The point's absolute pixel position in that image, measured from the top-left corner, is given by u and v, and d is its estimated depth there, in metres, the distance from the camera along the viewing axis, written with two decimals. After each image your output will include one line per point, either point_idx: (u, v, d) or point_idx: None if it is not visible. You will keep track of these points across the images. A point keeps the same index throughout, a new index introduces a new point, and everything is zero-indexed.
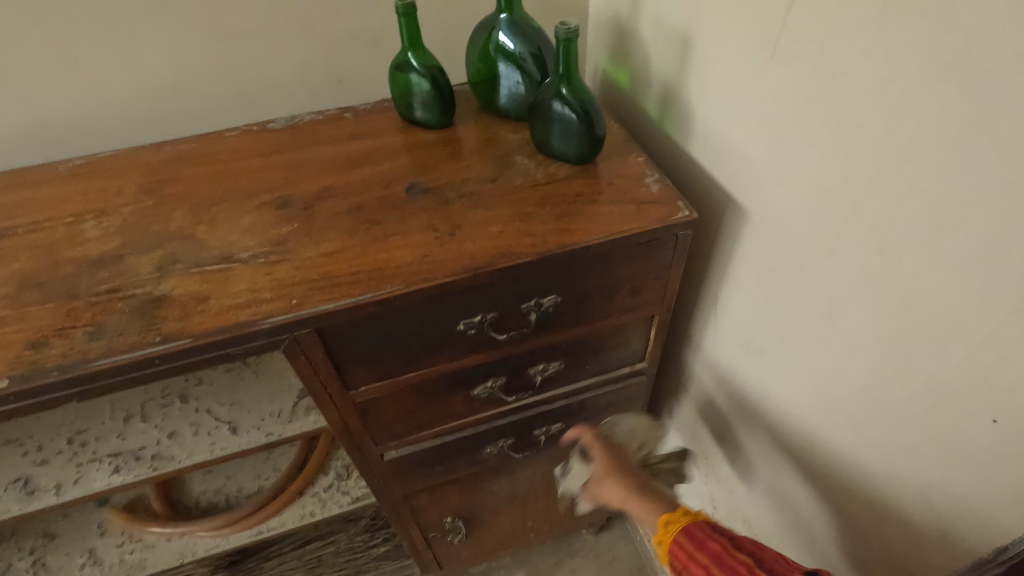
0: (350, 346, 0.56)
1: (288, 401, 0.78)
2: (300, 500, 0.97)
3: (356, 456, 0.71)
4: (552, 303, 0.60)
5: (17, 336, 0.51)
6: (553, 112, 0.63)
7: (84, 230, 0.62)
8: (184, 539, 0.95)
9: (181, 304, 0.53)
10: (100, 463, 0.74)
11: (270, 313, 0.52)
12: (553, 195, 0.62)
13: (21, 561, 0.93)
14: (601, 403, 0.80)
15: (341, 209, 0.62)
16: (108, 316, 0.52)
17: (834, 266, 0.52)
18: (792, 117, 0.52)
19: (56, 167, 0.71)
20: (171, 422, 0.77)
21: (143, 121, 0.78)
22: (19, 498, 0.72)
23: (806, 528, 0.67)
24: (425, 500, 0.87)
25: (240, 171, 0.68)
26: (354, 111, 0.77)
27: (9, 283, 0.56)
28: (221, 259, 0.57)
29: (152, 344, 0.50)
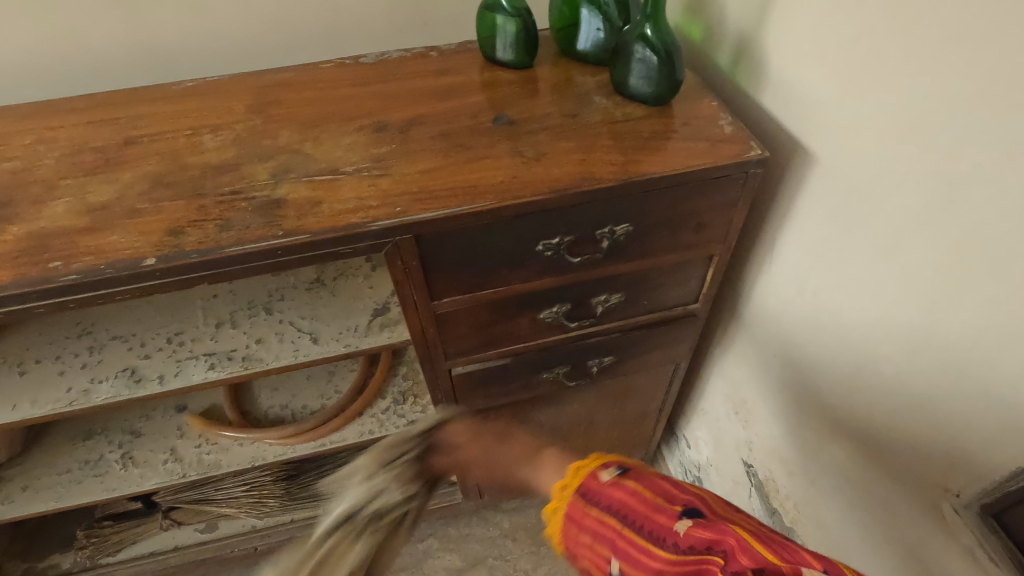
0: (441, 256, 0.62)
1: (364, 318, 0.85)
2: (360, 419, 1.05)
3: (428, 367, 0.77)
4: (625, 231, 0.65)
5: (158, 224, 0.58)
6: (636, 53, 0.67)
7: (203, 141, 0.68)
8: (254, 445, 1.04)
9: (297, 205, 0.59)
10: (197, 360, 0.82)
11: (378, 217, 0.58)
12: (631, 132, 0.66)
13: (111, 453, 1.03)
14: (652, 341, 0.85)
15: (433, 134, 0.67)
16: (234, 213, 0.59)
17: (899, 203, 0.55)
18: (867, 63, 0.56)
19: (169, 87, 0.77)
20: (258, 329, 0.85)
21: (242, 51, 0.84)
22: (128, 384, 0.80)
23: (844, 460, 0.72)
24: (479, 423, 0.94)
25: (336, 98, 0.74)
26: (439, 50, 0.82)
27: (143, 182, 0.63)
28: (329, 171, 0.63)
29: (276, 236, 0.56)
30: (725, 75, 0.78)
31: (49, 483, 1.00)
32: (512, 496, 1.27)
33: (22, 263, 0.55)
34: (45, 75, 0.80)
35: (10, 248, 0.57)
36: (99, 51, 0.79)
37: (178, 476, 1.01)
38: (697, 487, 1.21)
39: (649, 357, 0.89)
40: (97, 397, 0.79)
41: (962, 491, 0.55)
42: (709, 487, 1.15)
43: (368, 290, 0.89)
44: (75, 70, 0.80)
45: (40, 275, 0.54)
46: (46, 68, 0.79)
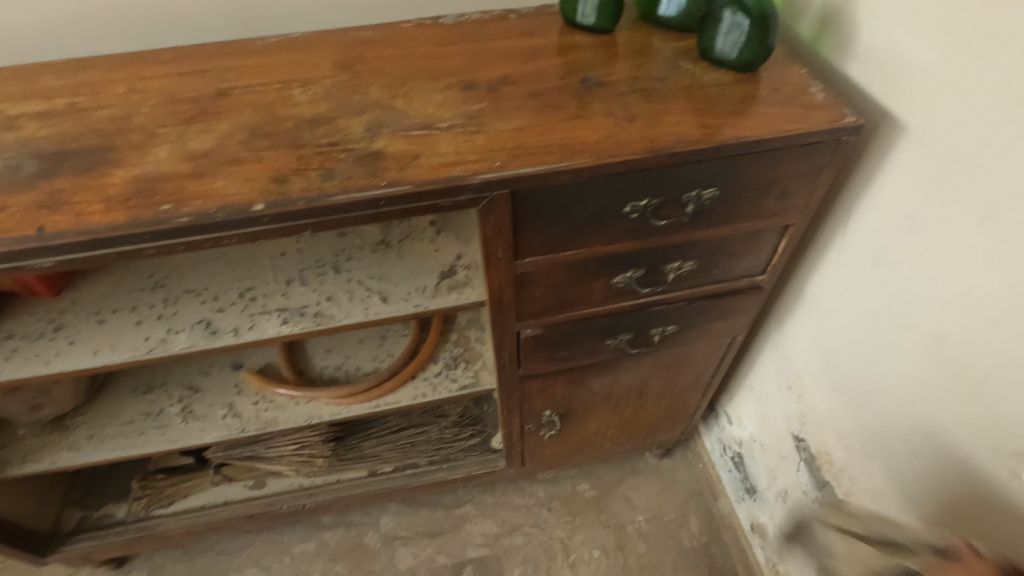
0: (532, 214, 0.63)
1: (432, 279, 0.86)
2: (413, 382, 1.07)
3: (499, 328, 0.79)
4: (712, 195, 0.65)
5: (260, 172, 0.59)
6: (728, 18, 0.67)
7: (294, 95, 0.69)
8: (310, 404, 1.06)
9: (396, 158, 0.60)
10: (270, 315, 0.84)
11: (478, 171, 0.58)
12: (721, 96, 0.66)
13: (172, 406, 1.05)
14: (716, 311, 0.86)
15: (523, 94, 0.68)
16: (335, 163, 0.60)
17: (1003, 171, 0.56)
18: (979, 29, 0.56)
19: (253, 42, 0.78)
20: (327, 288, 0.86)
21: (318, 7, 0.84)
22: (204, 335, 0.82)
23: (913, 432, 0.72)
24: (536, 388, 0.95)
25: (420, 57, 0.74)
26: (518, 13, 0.82)
27: (240, 131, 0.64)
28: (424, 126, 0.64)
29: (379, 187, 0.57)
30: (806, 46, 0.78)
31: (112, 433, 1.02)
32: (553, 465, 1.30)
33: (134, 205, 0.57)
34: (126, 26, 0.80)
35: (120, 190, 0.58)
36: (180, 3, 0.79)
37: (237, 430, 1.03)
38: (737, 463, 1.23)
39: (709, 328, 0.89)
40: (175, 347, 0.81)
41: None
42: (751, 462, 1.16)
43: (434, 253, 0.90)
44: (156, 21, 0.80)
45: (154, 217, 0.55)
46: (128, 20, 0.80)
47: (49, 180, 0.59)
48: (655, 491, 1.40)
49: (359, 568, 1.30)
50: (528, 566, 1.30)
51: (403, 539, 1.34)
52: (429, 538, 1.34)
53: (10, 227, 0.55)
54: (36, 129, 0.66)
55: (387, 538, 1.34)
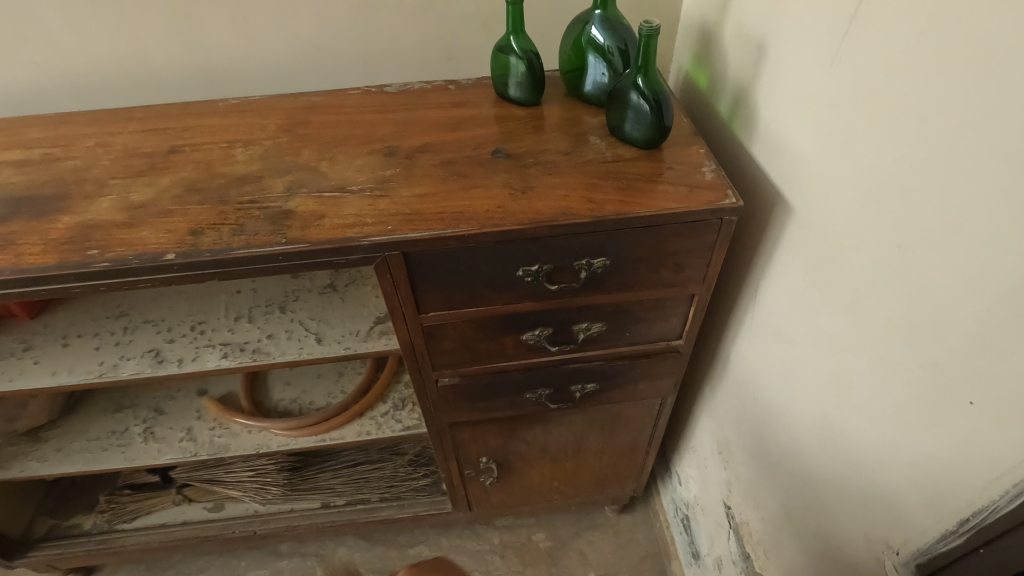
0: (426, 273, 0.68)
1: (365, 324, 0.91)
2: (360, 420, 1.11)
3: (416, 376, 0.83)
4: (602, 264, 0.69)
5: (182, 225, 0.66)
6: (628, 100, 0.71)
7: (235, 154, 0.77)
8: (261, 434, 1.11)
9: (302, 218, 0.66)
10: (213, 348, 0.90)
11: (370, 234, 0.64)
12: (616, 172, 0.70)
13: (136, 426, 1.13)
14: (636, 372, 0.88)
15: (436, 162, 0.73)
16: (248, 219, 0.66)
17: (861, 260, 0.57)
18: (839, 124, 0.58)
19: (215, 104, 0.87)
20: (270, 326, 0.93)
21: (283, 72, 0.92)
22: (151, 364, 0.88)
23: (809, 512, 0.71)
24: (467, 435, 0.98)
25: (357, 123, 0.81)
26: (457, 84, 0.89)
27: (178, 186, 0.72)
28: (337, 188, 0.70)
29: (279, 243, 0.63)
30: (723, 124, 0.82)
31: (78, 447, 1.10)
32: (503, 512, 1.30)
33: (67, 249, 0.64)
34: (113, 85, 0.91)
35: (59, 236, 0.66)
36: (159, 65, 0.89)
37: (190, 454, 1.09)
38: (685, 525, 1.21)
39: (632, 388, 0.91)
40: (123, 372, 0.88)
41: (902, 548, 0.55)
42: (696, 526, 1.14)
43: (373, 299, 0.95)
44: (138, 81, 0.91)
45: (80, 261, 0.63)
46: (113, 81, 0.90)
47: (6, 222, 0.68)
48: (610, 548, 1.38)
49: None
50: None
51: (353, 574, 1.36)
52: None
53: None
54: (9, 176, 0.75)
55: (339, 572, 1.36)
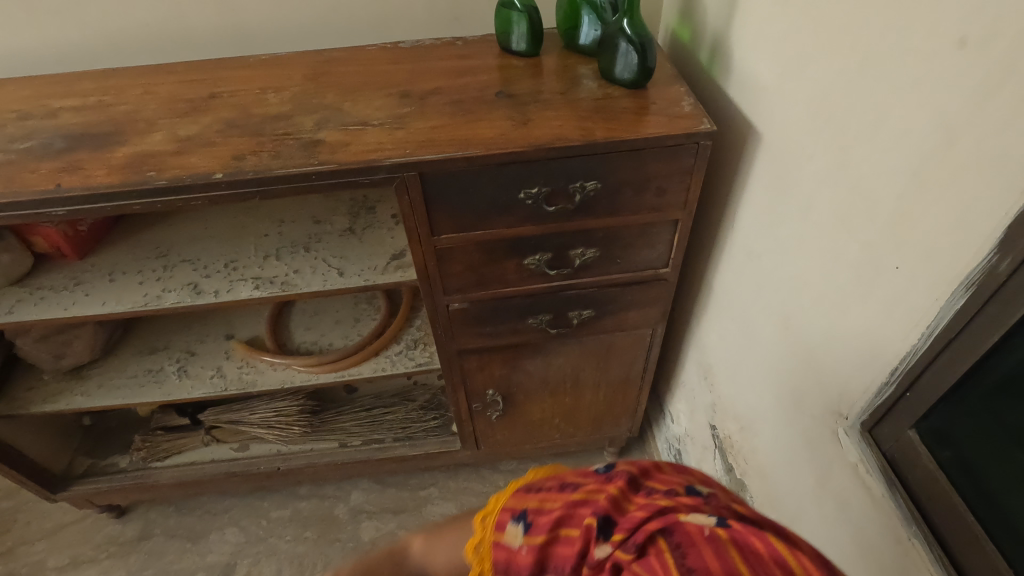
0: (439, 195, 0.77)
1: (382, 260, 1.01)
2: (376, 358, 1.21)
3: (429, 300, 0.92)
4: (593, 187, 0.78)
5: (225, 152, 0.76)
6: (616, 45, 0.81)
7: (267, 98, 0.86)
8: (285, 371, 1.21)
9: (331, 145, 0.76)
10: (246, 282, 1.00)
11: (390, 157, 0.73)
12: (606, 107, 0.80)
13: (170, 366, 1.23)
14: (627, 299, 0.97)
15: (446, 101, 0.83)
16: (283, 147, 0.76)
17: (813, 169, 0.66)
18: (798, 49, 0.67)
19: (246, 59, 0.96)
20: (296, 262, 1.03)
21: (304, 32, 1.02)
22: (190, 294, 0.98)
23: (778, 408, 0.80)
24: (474, 364, 1.07)
25: (374, 73, 0.91)
26: (464, 40, 0.98)
27: (219, 123, 0.82)
28: (359, 123, 0.80)
29: (312, 165, 0.73)
30: (704, 72, 0.91)
31: (119, 384, 1.20)
32: (508, 453, 1.40)
33: (128, 172, 0.74)
34: (154, 44, 1.00)
35: (120, 162, 0.76)
36: (195, 26, 0.99)
37: (221, 389, 1.19)
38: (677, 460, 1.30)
39: (624, 317, 1.00)
40: (166, 302, 0.98)
41: (850, 413, 0.64)
42: (687, 458, 1.23)
43: (389, 240, 1.05)
44: (175, 40, 1.00)
45: (140, 180, 0.72)
46: (153, 41, 1.00)
47: (71, 153, 0.78)
48: None
49: (325, 535, 1.42)
50: None
51: (368, 513, 1.45)
52: (392, 514, 1.45)
53: (37, 183, 0.73)
54: (69, 118, 0.85)
55: (354, 512, 1.46)
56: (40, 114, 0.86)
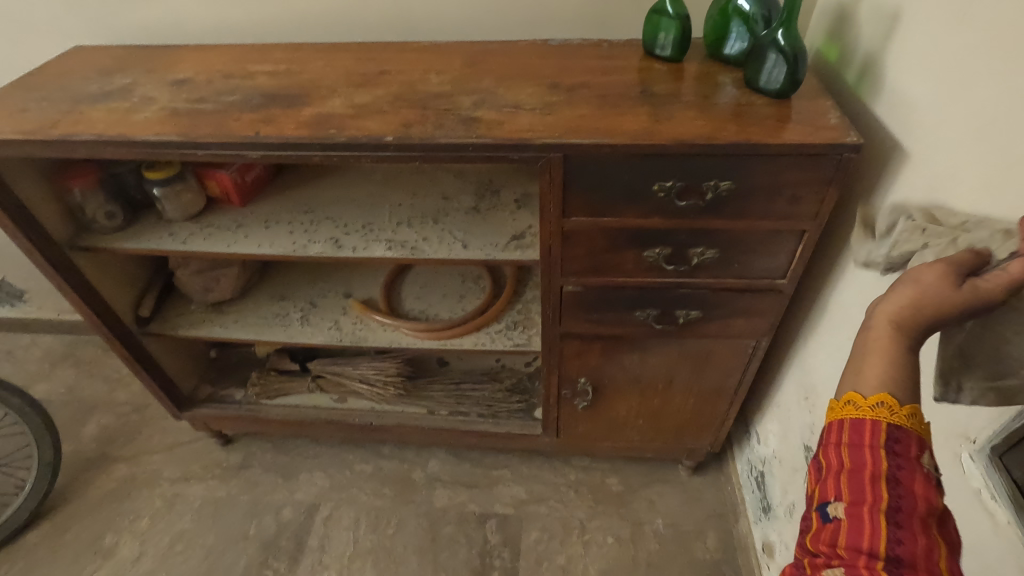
0: (579, 178, 0.83)
1: (504, 239, 1.08)
2: (477, 334, 1.29)
3: (546, 279, 0.98)
4: (727, 187, 0.81)
5: (395, 120, 0.86)
6: (766, 55, 0.83)
7: (430, 79, 0.96)
8: (394, 333, 1.31)
9: (488, 123, 0.84)
10: (380, 243, 1.10)
11: (542, 137, 0.80)
12: (749, 113, 0.82)
13: (295, 312, 1.36)
14: (737, 306, 0.98)
15: (593, 95, 0.89)
16: (445, 121, 0.85)
17: (968, 188, 0.66)
18: (964, 70, 0.67)
19: (411, 45, 1.07)
20: (425, 231, 1.12)
21: (462, 25, 1.12)
22: (332, 247, 1.10)
23: None
24: (573, 350, 1.12)
25: (526, 65, 0.98)
26: (610, 43, 1.04)
27: (389, 95, 0.92)
28: (513, 106, 0.87)
29: (471, 138, 0.81)
30: (850, 90, 0.91)
31: (252, 322, 1.35)
32: (586, 448, 1.42)
33: (314, 128, 0.85)
34: (332, 26, 1.14)
35: (307, 119, 0.87)
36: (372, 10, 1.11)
37: (337, 339, 1.31)
38: (759, 482, 1.28)
39: (731, 324, 1.01)
40: (311, 251, 1.10)
41: (981, 436, 0.63)
42: (771, 481, 1.21)
43: (510, 221, 1.12)
44: (352, 24, 1.13)
45: (324, 136, 0.83)
46: (333, 23, 1.13)
47: (268, 107, 0.91)
48: (680, 502, 1.46)
49: (401, 495, 1.51)
50: (545, 533, 1.42)
51: (443, 482, 1.53)
52: (465, 487, 1.52)
53: (242, 129, 0.86)
54: (264, 80, 0.99)
55: (431, 479, 1.54)
56: (241, 76, 1.01)
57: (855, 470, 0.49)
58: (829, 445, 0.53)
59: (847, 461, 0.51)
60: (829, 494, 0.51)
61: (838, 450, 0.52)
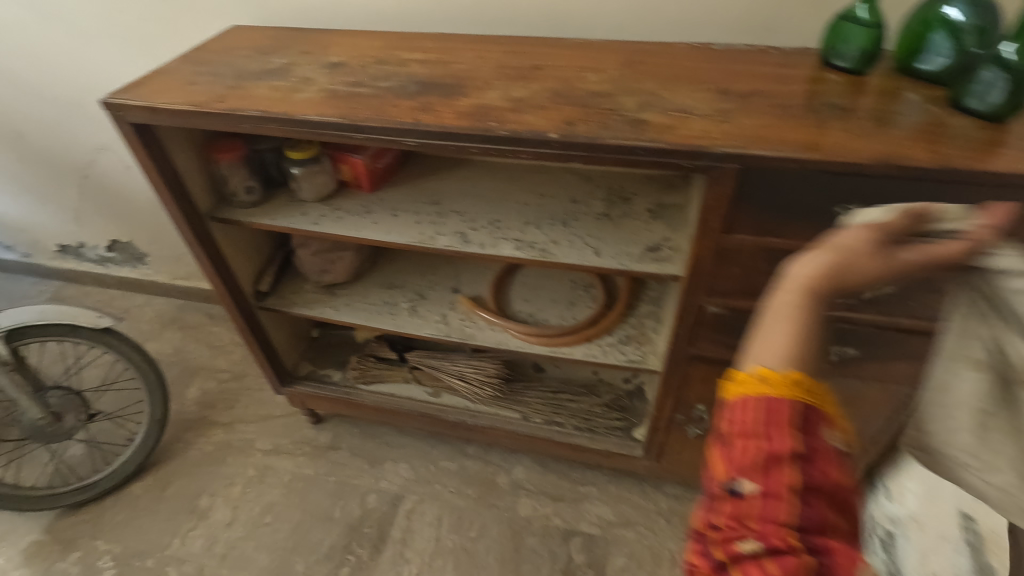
0: (752, 193, 0.77)
1: (638, 249, 1.03)
2: (588, 344, 1.24)
3: (688, 297, 0.92)
4: None
5: (556, 116, 0.82)
6: (983, 73, 0.74)
7: (587, 76, 0.92)
8: (502, 333, 1.28)
9: (657, 126, 0.79)
10: (508, 241, 1.07)
11: (720, 145, 0.74)
12: (959, 135, 0.73)
13: (403, 302, 1.36)
14: (902, 349, 0.88)
15: (770, 103, 0.82)
16: (610, 121, 0.80)
17: None
18: None
19: (562, 41, 1.04)
20: (554, 234, 1.08)
21: (614, 23, 1.08)
22: (460, 241, 1.08)
23: None
24: (699, 374, 1.05)
25: (688, 68, 0.93)
26: (779, 50, 0.97)
27: (547, 91, 0.89)
28: (682, 109, 0.81)
29: (641, 140, 0.76)
30: None
31: (362, 307, 1.36)
32: (684, 477, 1.34)
33: (473, 119, 0.83)
34: (480, 18, 1.12)
35: (466, 109, 0.85)
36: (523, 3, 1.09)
37: (444, 334, 1.29)
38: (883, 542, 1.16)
39: (889, 366, 0.92)
40: (438, 243, 1.08)
41: None
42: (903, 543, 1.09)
43: (645, 231, 1.07)
44: (501, 16, 1.11)
45: (485, 128, 0.81)
46: (482, 15, 1.12)
47: (425, 95, 0.89)
48: None
49: (485, 498, 1.48)
50: (632, 560, 1.35)
51: (527, 490, 1.49)
52: (550, 499, 1.47)
53: (401, 115, 0.85)
54: (417, 68, 0.98)
55: (515, 485, 1.50)
56: (394, 62, 1.00)
57: (757, 444, 0.46)
58: (742, 418, 0.47)
59: (755, 435, 0.46)
60: (733, 467, 0.47)
61: (745, 418, 0.47)
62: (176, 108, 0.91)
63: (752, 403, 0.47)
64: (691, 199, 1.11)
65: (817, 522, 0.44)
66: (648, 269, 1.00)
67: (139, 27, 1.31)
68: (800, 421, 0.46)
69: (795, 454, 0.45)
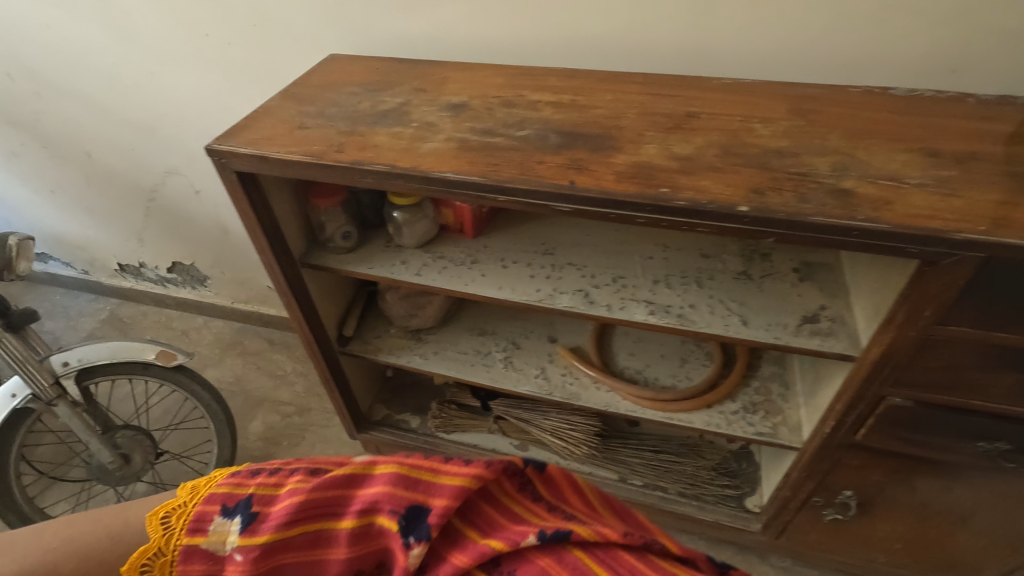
0: (988, 285, 0.64)
1: (793, 320, 0.90)
2: (709, 411, 1.11)
3: (867, 385, 0.80)
4: None
5: (739, 182, 0.70)
6: None
7: (755, 128, 0.80)
8: (609, 394, 1.16)
9: (868, 200, 0.66)
10: (639, 303, 0.96)
11: (960, 229, 0.61)
12: None
13: (497, 352, 1.25)
14: None
15: (997, 172, 0.69)
16: (807, 190, 0.68)
17: None
18: None
19: (710, 80, 0.92)
20: (690, 296, 0.96)
21: (766, 61, 0.95)
22: (583, 302, 0.97)
23: None
24: (855, 461, 0.92)
25: (874, 120, 0.80)
26: (976, 98, 0.83)
27: (715, 147, 0.77)
28: (892, 178, 0.69)
29: (856, 219, 0.64)
30: None
31: (452, 356, 1.25)
32: (800, 554, 1.22)
33: (639, 183, 0.71)
34: (608, 51, 1.01)
35: (626, 169, 0.74)
36: (660, 38, 0.97)
37: (545, 391, 1.18)
38: None
39: None
40: (559, 303, 0.97)
41: None
42: None
43: (796, 297, 0.94)
44: (633, 50, 1.00)
45: (657, 195, 0.69)
46: (610, 48, 1.00)
47: (573, 150, 0.78)
48: None
49: None
50: None
51: None
52: None
53: (551, 175, 0.74)
54: (552, 113, 0.86)
55: None
56: (523, 104, 0.89)
57: (324, 526, 0.56)
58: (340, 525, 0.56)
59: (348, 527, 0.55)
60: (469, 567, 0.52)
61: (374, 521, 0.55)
62: (290, 159, 0.81)
63: (351, 501, 0.57)
64: (843, 260, 0.98)
65: (381, 528, 0.55)
66: (808, 346, 0.87)
67: (225, 52, 1.22)
68: (374, 536, 0.55)
69: (345, 516, 0.56)
